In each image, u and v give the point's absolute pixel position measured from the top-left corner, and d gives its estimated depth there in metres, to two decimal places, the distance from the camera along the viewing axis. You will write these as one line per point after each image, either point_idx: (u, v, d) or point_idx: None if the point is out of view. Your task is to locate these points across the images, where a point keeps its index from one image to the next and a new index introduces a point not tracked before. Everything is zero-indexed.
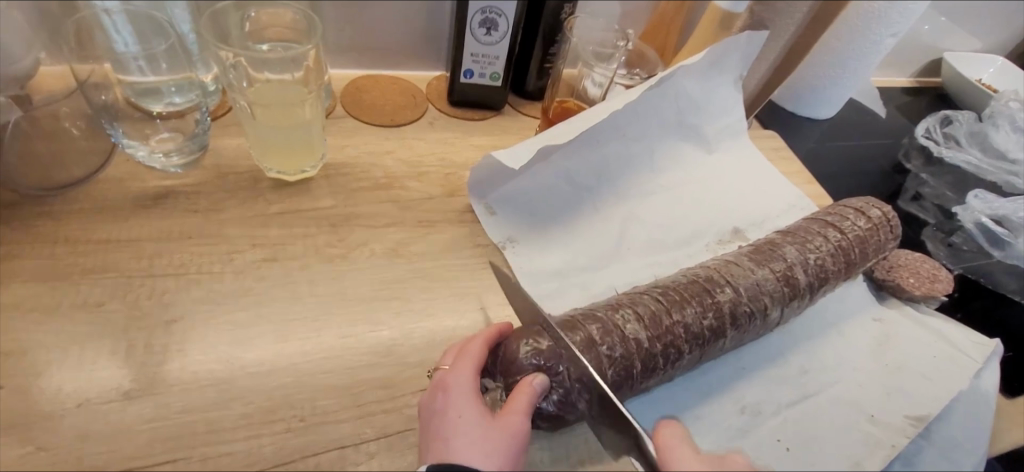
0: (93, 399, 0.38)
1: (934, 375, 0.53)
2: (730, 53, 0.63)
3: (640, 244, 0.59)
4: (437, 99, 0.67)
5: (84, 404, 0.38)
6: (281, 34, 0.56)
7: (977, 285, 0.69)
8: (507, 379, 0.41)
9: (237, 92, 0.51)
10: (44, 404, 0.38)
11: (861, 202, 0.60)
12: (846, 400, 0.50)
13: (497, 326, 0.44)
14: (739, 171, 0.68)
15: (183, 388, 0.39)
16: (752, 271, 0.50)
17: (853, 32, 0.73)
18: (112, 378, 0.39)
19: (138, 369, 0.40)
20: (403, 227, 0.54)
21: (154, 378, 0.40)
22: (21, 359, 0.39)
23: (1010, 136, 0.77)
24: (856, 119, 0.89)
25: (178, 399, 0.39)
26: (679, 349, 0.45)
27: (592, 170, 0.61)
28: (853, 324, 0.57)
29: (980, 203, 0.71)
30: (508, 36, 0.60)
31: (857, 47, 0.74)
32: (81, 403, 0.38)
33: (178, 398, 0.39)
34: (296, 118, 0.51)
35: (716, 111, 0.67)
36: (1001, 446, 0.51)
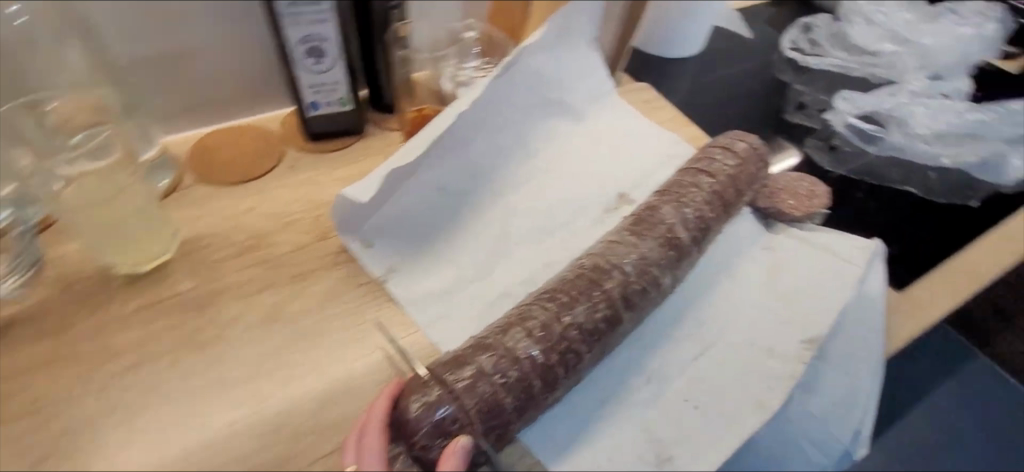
0: None
1: (823, 292, 0.54)
2: (574, 21, 0.64)
3: (525, 236, 0.58)
4: (294, 138, 0.64)
5: None
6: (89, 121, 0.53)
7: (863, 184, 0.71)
8: (412, 446, 0.39)
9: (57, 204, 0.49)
10: None
11: (726, 139, 0.61)
12: (745, 341, 0.52)
13: (389, 392, 0.41)
14: (614, 133, 0.69)
15: None
16: (634, 245, 0.50)
17: None
18: None
19: None
20: (277, 288, 0.52)
21: None
22: None
23: (865, 31, 0.82)
24: (727, 44, 0.89)
25: None
26: (578, 353, 0.44)
27: (463, 176, 0.60)
28: (743, 260, 0.59)
29: (846, 105, 0.76)
30: (340, 60, 0.57)
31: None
32: None
33: None
34: (122, 210, 0.49)
35: (577, 78, 0.68)
36: (898, 341, 0.54)
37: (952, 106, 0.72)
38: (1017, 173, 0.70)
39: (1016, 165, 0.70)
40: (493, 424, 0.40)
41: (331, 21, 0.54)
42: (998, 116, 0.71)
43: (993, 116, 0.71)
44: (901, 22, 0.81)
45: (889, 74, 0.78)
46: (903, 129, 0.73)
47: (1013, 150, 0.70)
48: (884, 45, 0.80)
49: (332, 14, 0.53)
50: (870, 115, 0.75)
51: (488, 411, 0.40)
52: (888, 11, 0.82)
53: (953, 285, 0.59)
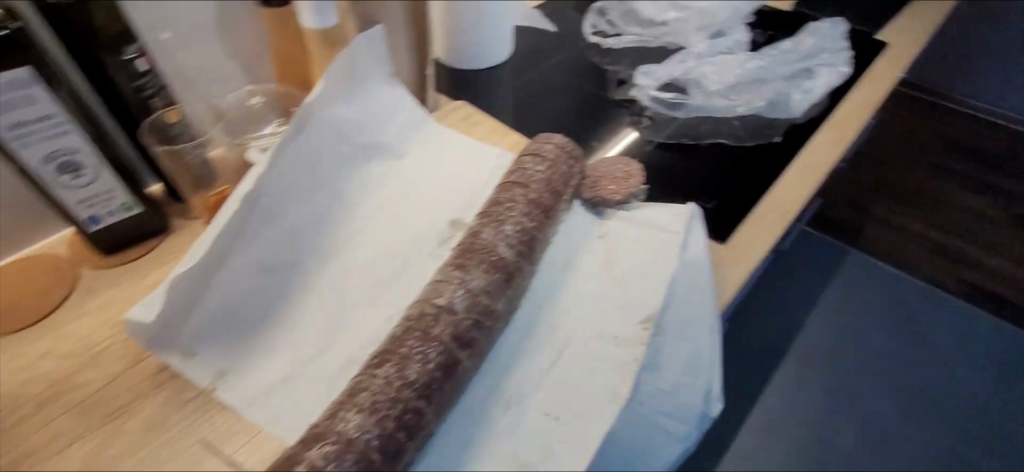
0: None
1: (654, 267, 0.57)
2: (360, 61, 0.61)
3: (362, 293, 0.56)
4: (88, 256, 0.59)
5: None
6: None
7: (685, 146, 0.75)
8: None
9: None
10: None
11: (535, 144, 0.62)
12: (593, 336, 0.53)
13: None
14: (437, 160, 0.68)
15: None
16: (460, 279, 0.50)
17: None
18: None
19: None
20: (89, 435, 0.46)
21: None
22: None
23: (649, 6, 0.90)
24: (534, 43, 0.92)
25: None
26: (417, 411, 0.43)
27: (282, 249, 0.56)
28: (581, 256, 0.60)
29: (645, 81, 0.81)
30: (102, 167, 0.52)
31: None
32: None
33: None
34: None
35: (382, 114, 0.66)
36: (727, 292, 0.59)
37: (732, 62, 0.81)
38: (800, 106, 0.77)
39: (796, 99, 0.78)
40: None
41: (74, 130, 0.49)
42: (769, 60, 0.81)
43: (765, 62, 0.81)
44: None
45: (676, 40, 0.87)
46: (702, 90, 0.79)
47: (793, 86, 0.79)
48: (666, 16, 0.89)
49: (74, 123, 0.49)
50: (668, 85, 0.81)
51: None
52: None
53: (767, 225, 0.65)
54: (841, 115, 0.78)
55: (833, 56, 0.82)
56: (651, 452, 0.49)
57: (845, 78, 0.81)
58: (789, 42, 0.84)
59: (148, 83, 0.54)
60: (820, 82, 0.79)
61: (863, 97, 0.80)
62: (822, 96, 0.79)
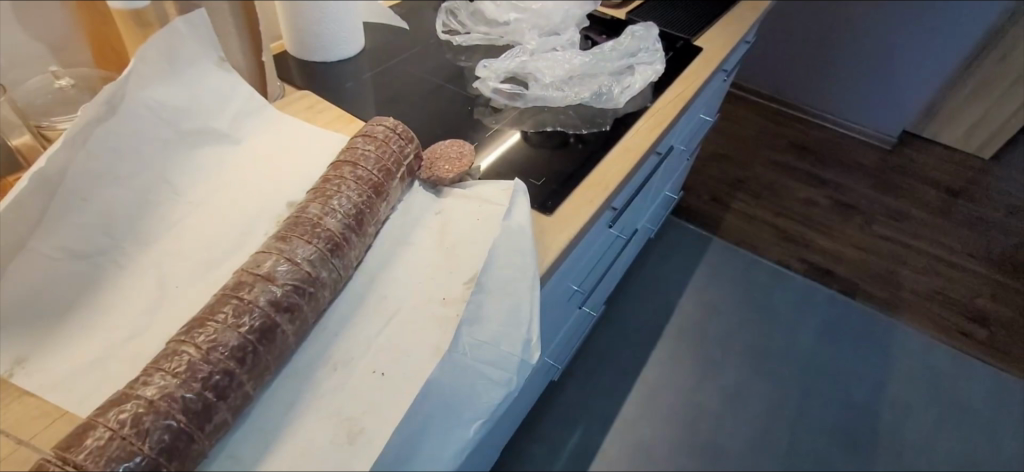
0: None
1: (480, 237, 0.62)
2: (179, 45, 0.62)
3: (187, 273, 0.56)
4: None
5: None
6: None
7: (528, 132, 0.83)
8: None
9: None
10: None
11: (368, 127, 0.65)
12: (421, 301, 0.57)
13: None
14: (278, 142, 0.68)
15: None
16: (282, 250, 0.51)
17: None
18: None
19: None
20: None
21: None
22: None
23: (493, 8, 0.99)
24: (388, 40, 0.96)
25: None
26: (228, 371, 0.44)
27: (93, 234, 0.54)
28: (418, 230, 0.65)
29: (487, 73, 0.88)
30: None
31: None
32: None
33: None
34: None
35: (212, 98, 0.65)
36: (550, 255, 0.65)
37: (562, 60, 0.90)
38: (621, 97, 0.88)
39: (617, 92, 0.89)
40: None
41: None
42: (594, 58, 0.92)
43: (591, 60, 0.91)
44: None
45: (515, 40, 0.96)
46: (537, 83, 0.88)
47: (615, 81, 0.90)
48: (507, 17, 0.98)
49: None
50: (507, 79, 0.89)
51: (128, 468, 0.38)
52: None
53: (590, 198, 0.73)
54: (658, 106, 0.89)
55: (649, 56, 0.94)
56: (474, 399, 0.53)
57: (660, 75, 0.94)
58: (612, 43, 0.95)
59: None
60: (637, 79, 0.91)
61: (677, 91, 0.93)
62: (640, 90, 0.91)
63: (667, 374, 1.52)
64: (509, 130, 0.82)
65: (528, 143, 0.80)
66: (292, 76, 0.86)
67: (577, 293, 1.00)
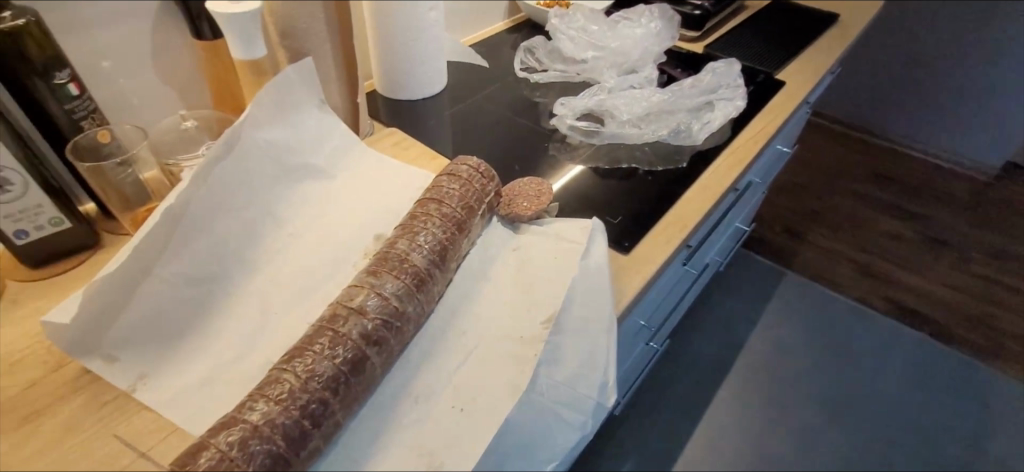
0: None
1: (557, 275, 0.63)
2: (289, 90, 0.67)
3: (285, 301, 0.60)
4: (15, 269, 0.60)
5: None
6: None
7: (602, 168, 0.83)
8: None
9: None
10: None
11: (453, 165, 0.68)
12: (500, 336, 0.58)
13: None
14: (367, 178, 0.73)
15: None
16: (372, 285, 0.54)
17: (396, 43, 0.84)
18: None
19: None
20: (5, 436, 0.48)
21: None
22: None
23: (570, 44, 1.00)
24: (468, 77, 1.00)
25: None
26: (323, 400, 0.46)
27: (207, 263, 0.60)
28: (496, 266, 0.66)
29: (564, 110, 0.90)
30: (32, 184, 0.54)
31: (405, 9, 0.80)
32: None
33: None
34: None
35: (313, 139, 0.70)
36: (626, 296, 0.65)
37: (640, 96, 0.90)
38: (700, 134, 0.87)
39: (696, 129, 0.88)
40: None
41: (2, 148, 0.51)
42: (673, 95, 0.91)
43: (670, 96, 0.91)
44: (592, 35, 1.01)
45: (593, 77, 0.98)
46: (614, 120, 0.88)
47: (694, 117, 0.89)
48: (584, 53, 0.99)
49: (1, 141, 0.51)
50: (584, 115, 0.90)
51: None
52: (579, 28, 1.01)
53: (666, 236, 0.72)
54: (739, 142, 0.87)
55: (729, 92, 0.93)
56: (549, 439, 0.53)
57: (741, 111, 0.92)
58: (691, 78, 0.94)
59: (80, 107, 0.56)
60: (717, 114, 0.90)
61: (759, 126, 0.90)
62: (720, 126, 0.89)
63: (736, 415, 1.44)
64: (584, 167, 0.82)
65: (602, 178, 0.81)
66: (378, 113, 0.91)
67: (644, 329, 0.98)
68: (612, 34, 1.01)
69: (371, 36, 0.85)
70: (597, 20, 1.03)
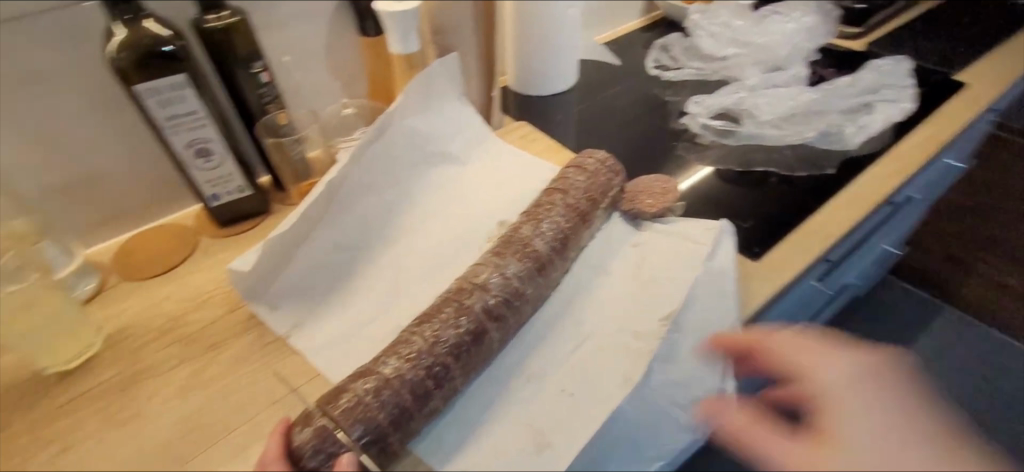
0: None
1: (679, 274, 0.61)
2: (434, 81, 0.72)
3: (417, 275, 0.65)
4: (207, 227, 0.71)
5: None
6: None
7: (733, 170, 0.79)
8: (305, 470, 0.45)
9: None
10: None
11: (579, 158, 0.69)
12: (615, 328, 0.58)
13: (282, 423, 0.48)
14: (495, 168, 0.76)
15: None
16: (496, 264, 0.57)
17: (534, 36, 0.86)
18: None
19: None
20: (191, 360, 0.58)
21: None
22: None
23: (710, 41, 0.97)
24: (599, 74, 1.00)
25: None
26: (445, 364, 0.50)
27: (354, 233, 0.67)
28: (614, 260, 0.66)
29: (698, 108, 0.87)
30: (228, 155, 0.64)
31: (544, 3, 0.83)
32: None
33: None
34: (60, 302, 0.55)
35: (451, 128, 0.76)
36: (754, 303, 0.61)
37: (784, 95, 0.85)
38: (855, 138, 0.79)
39: (850, 132, 0.80)
40: (370, 440, 0.46)
41: (210, 123, 0.61)
42: (824, 94, 0.84)
43: (819, 96, 0.84)
44: (734, 31, 0.97)
45: (732, 74, 0.93)
46: (753, 119, 0.83)
47: (847, 119, 0.82)
48: (725, 50, 0.96)
49: (211, 118, 0.61)
50: (719, 114, 0.86)
51: (365, 430, 0.46)
52: (722, 23, 0.98)
53: (805, 244, 0.67)
54: (906, 148, 0.77)
55: (893, 94, 0.84)
56: (659, 436, 0.52)
57: (909, 115, 0.82)
58: (846, 78, 0.87)
59: (269, 93, 0.65)
60: (877, 117, 0.81)
61: (931, 132, 0.80)
62: (880, 131, 0.80)
63: None
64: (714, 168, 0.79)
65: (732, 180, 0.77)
66: (509, 108, 0.94)
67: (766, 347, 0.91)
68: (757, 31, 0.96)
69: (508, 31, 0.87)
70: (742, 17, 0.99)
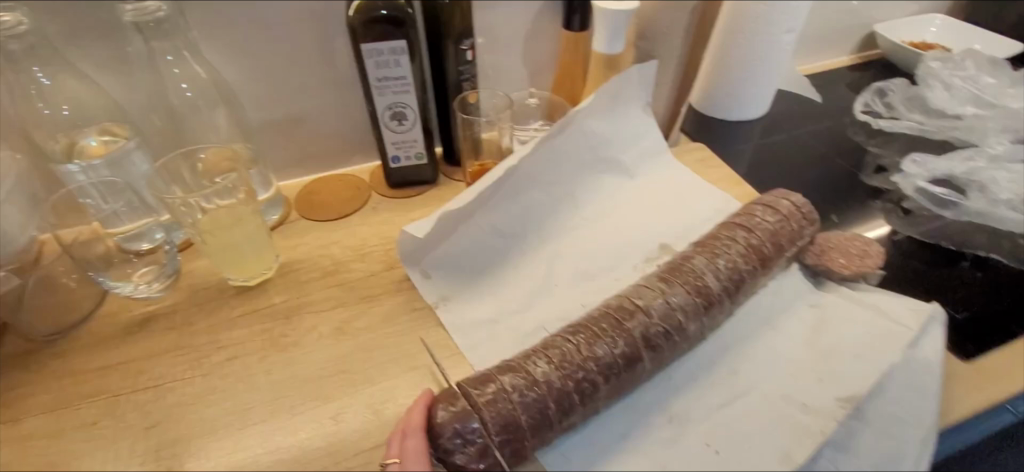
0: None
1: (868, 353, 0.54)
2: (627, 86, 0.69)
3: (567, 279, 0.63)
4: (378, 185, 0.75)
5: None
6: (223, 153, 0.64)
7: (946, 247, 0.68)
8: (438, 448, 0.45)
9: (195, 208, 0.59)
10: None
11: (770, 197, 0.62)
12: (779, 392, 0.52)
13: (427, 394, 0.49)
14: (667, 187, 0.72)
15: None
16: (662, 290, 0.53)
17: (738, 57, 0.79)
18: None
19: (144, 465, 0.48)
20: (347, 306, 0.61)
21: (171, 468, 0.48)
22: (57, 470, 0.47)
23: (945, 94, 0.82)
24: (794, 109, 0.91)
25: None
26: (594, 382, 0.48)
27: (515, 222, 0.66)
28: (787, 317, 0.59)
29: (915, 169, 0.74)
30: (418, 123, 0.67)
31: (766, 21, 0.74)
32: None
33: None
34: (252, 225, 0.61)
35: (630, 137, 0.72)
36: (961, 413, 0.51)
37: None
38: None
39: None
40: (507, 438, 0.45)
41: (413, 90, 0.64)
42: None
43: None
44: (980, 88, 0.81)
45: (969, 137, 0.77)
46: (987, 195, 0.69)
47: None
48: (965, 108, 0.79)
49: (414, 85, 0.63)
50: (941, 179, 0.74)
51: (504, 425, 0.45)
52: (968, 76, 0.83)
53: None
54: None
55: None
56: None
57: None
58: None
59: (467, 70, 0.67)
60: None
61: None
62: None
63: None
64: (923, 240, 0.69)
65: (943, 259, 0.66)
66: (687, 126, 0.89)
67: None
68: (1011, 94, 0.80)
69: (711, 47, 0.81)
70: (994, 73, 0.83)
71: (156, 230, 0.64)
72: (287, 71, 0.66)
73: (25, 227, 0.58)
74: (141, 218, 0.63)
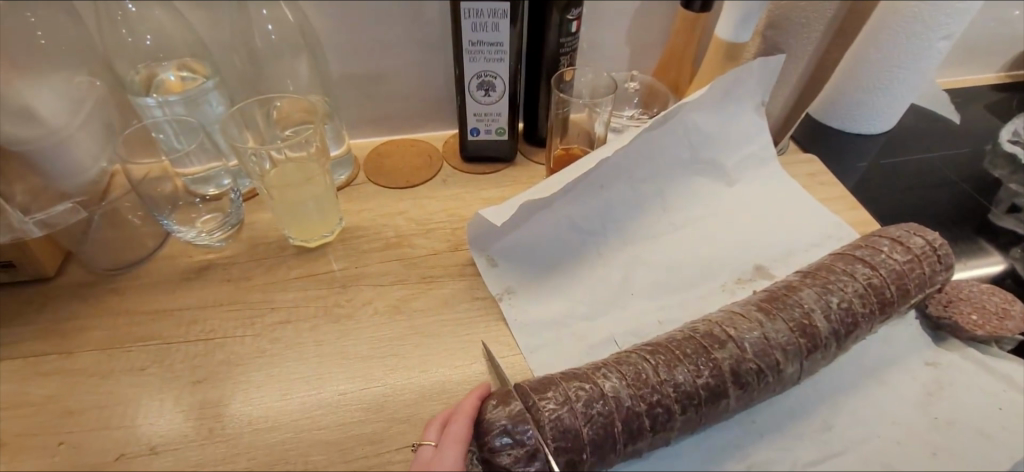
0: (159, 444, 0.45)
1: (995, 433, 0.46)
2: (744, 81, 0.61)
3: (646, 289, 0.57)
4: (451, 156, 0.70)
5: (153, 450, 0.44)
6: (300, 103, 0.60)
7: None
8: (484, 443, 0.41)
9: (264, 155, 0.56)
10: (110, 443, 0.45)
11: (900, 231, 0.54)
12: (880, 461, 0.45)
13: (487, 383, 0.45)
14: (768, 200, 0.64)
15: (229, 437, 0.45)
16: (759, 322, 0.47)
17: (877, 65, 0.69)
18: (165, 425, 0.46)
19: (186, 421, 0.46)
20: (406, 285, 0.57)
21: (211, 429, 0.46)
22: (102, 411, 0.46)
23: None
24: (924, 128, 0.80)
25: (209, 454, 0.44)
26: (669, 410, 0.43)
27: (596, 217, 0.60)
28: (899, 372, 0.51)
29: None
30: (506, 95, 0.62)
31: (929, 27, 0.64)
32: (151, 448, 0.45)
33: (214, 451, 0.45)
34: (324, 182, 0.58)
35: (736, 140, 0.65)
36: None
37: None
38: None
39: None
40: (565, 447, 0.40)
41: (506, 60, 0.58)
42: None
43: None
44: None
45: None
46: None
47: None
48: None
49: (509, 55, 0.58)
50: None
51: (563, 431, 0.40)
52: None
53: None
54: None
55: None
56: None
57: None
58: None
59: (568, 42, 0.60)
60: None
61: None
62: None
63: None
64: None
65: None
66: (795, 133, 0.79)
67: None
68: None
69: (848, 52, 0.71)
70: None
71: (224, 176, 0.63)
72: (377, 24, 0.62)
73: (96, 156, 0.57)
74: (211, 163, 0.62)
